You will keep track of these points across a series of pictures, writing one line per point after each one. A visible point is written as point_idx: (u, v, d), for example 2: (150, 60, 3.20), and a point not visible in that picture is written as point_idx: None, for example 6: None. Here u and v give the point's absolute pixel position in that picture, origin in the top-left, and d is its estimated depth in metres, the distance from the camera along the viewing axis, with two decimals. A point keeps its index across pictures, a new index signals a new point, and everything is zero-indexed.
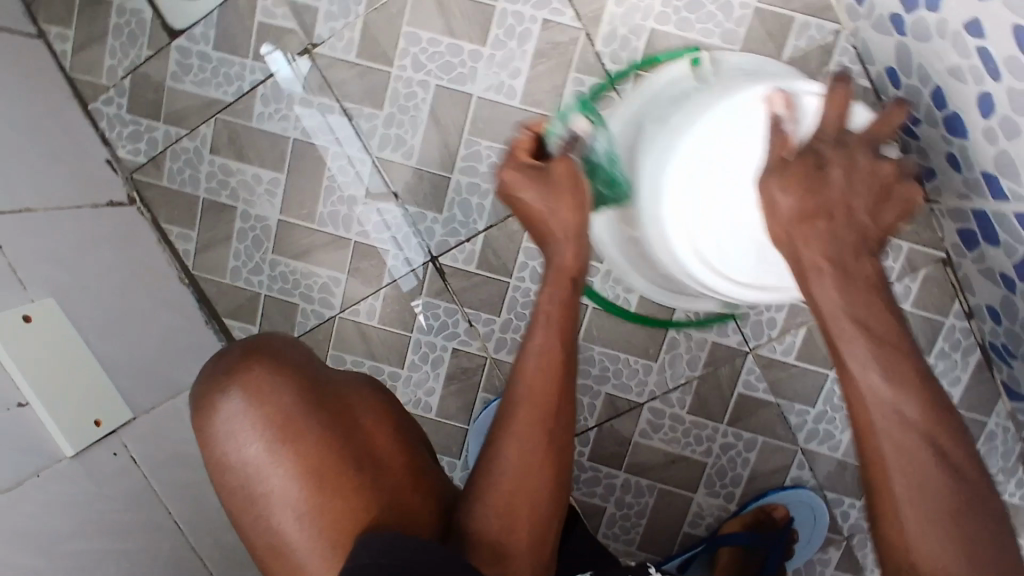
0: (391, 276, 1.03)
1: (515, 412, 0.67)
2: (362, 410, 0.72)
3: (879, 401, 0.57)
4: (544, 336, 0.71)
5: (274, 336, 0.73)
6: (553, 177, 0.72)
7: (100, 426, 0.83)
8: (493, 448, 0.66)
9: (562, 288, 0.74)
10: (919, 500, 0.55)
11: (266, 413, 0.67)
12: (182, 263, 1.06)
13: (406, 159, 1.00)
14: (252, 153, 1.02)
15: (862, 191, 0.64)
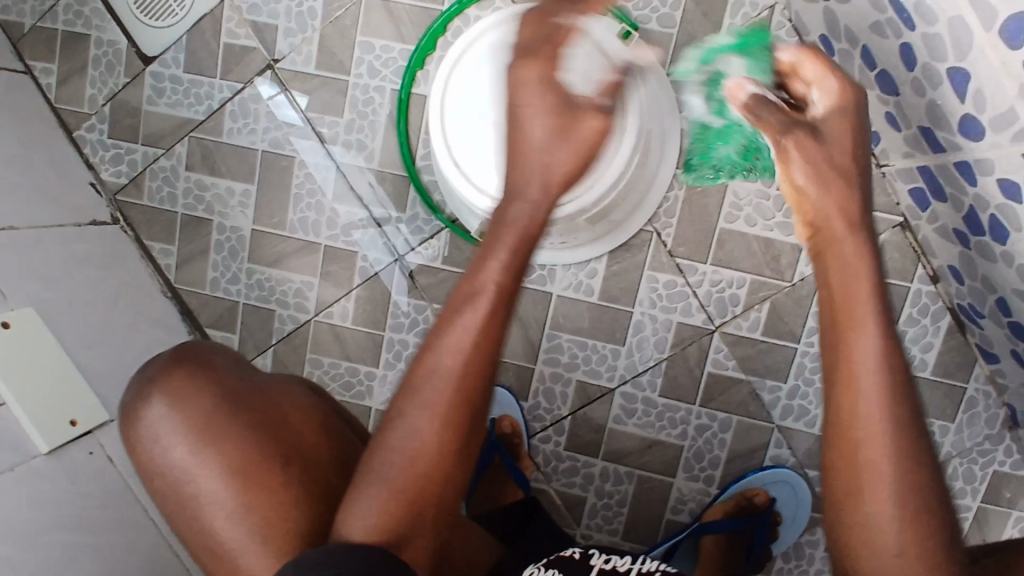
0: (361, 276, 1.06)
1: (413, 403, 0.59)
2: (288, 408, 0.73)
3: (868, 373, 0.54)
4: (457, 306, 0.61)
5: (202, 344, 0.74)
6: (578, 128, 0.64)
7: (75, 426, 0.85)
8: (395, 425, 0.60)
9: (491, 253, 0.63)
10: (896, 485, 0.53)
11: (189, 416, 0.68)
12: (164, 278, 1.10)
13: (368, 163, 1.05)
14: (224, 167, 1.07)
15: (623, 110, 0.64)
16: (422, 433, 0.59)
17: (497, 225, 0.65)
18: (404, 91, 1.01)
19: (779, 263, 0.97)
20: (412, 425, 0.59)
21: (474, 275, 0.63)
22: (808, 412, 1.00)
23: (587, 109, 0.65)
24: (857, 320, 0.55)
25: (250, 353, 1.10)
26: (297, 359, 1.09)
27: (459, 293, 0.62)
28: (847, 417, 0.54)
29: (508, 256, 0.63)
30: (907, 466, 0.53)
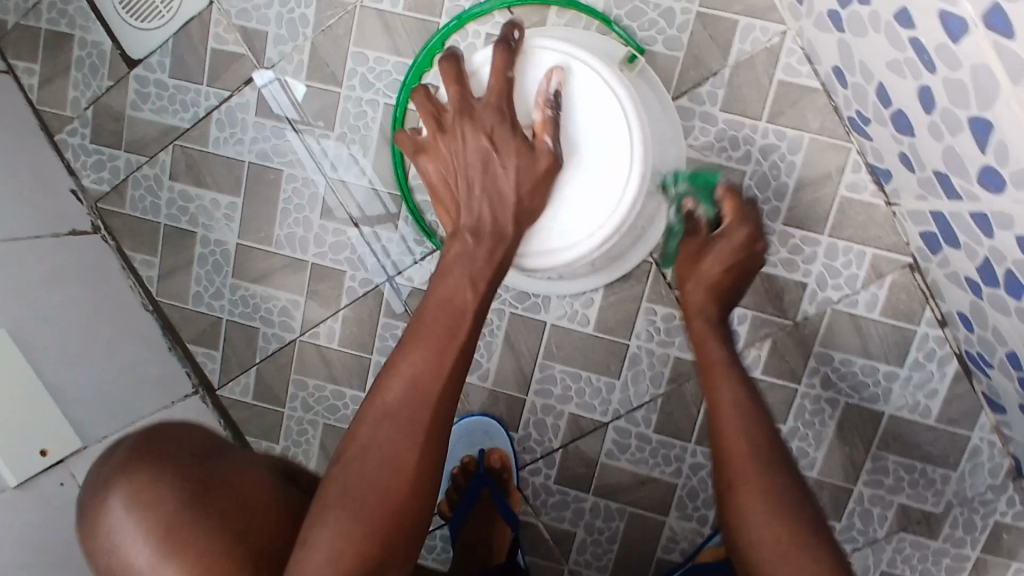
0: (349, 297, 1.03)
1: (382, 426, 0.64)
2: (259, 491, 0.61)
3: (733, 404, 0.74)
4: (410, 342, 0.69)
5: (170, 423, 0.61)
6: (523, 174, 0.70)
7: (45, 456, 0.81)
8: (358, 452, 0.64)
9: (445, 296, 0.70)
10: (765, 489, 0.67)
11: (153, 520, 0.55)
12: (146, 290, 1.06)
13: (359, 179, 1.01)
14: (209, 179, 1.03)
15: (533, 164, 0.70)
16: (391, 455, 0.63)
17: (453, 267, 0.71)
18: (399, 108, 0.96)
19: (782, 300, 0.93)
20: (379, 445, 0.63)
21: (426, 315, 0.70)
22: (807, 455, 0.96)
23: (508, 151, 0.70)
24: (714, 367, 0.78)
25: (232, 371, 1.07)
26: (281, 380, 1.06)
27: (416, 326, 0.70)
28: (718, 439, 0.73)
29: (479, 299, 0.70)
30: (772, 474, 0.69)
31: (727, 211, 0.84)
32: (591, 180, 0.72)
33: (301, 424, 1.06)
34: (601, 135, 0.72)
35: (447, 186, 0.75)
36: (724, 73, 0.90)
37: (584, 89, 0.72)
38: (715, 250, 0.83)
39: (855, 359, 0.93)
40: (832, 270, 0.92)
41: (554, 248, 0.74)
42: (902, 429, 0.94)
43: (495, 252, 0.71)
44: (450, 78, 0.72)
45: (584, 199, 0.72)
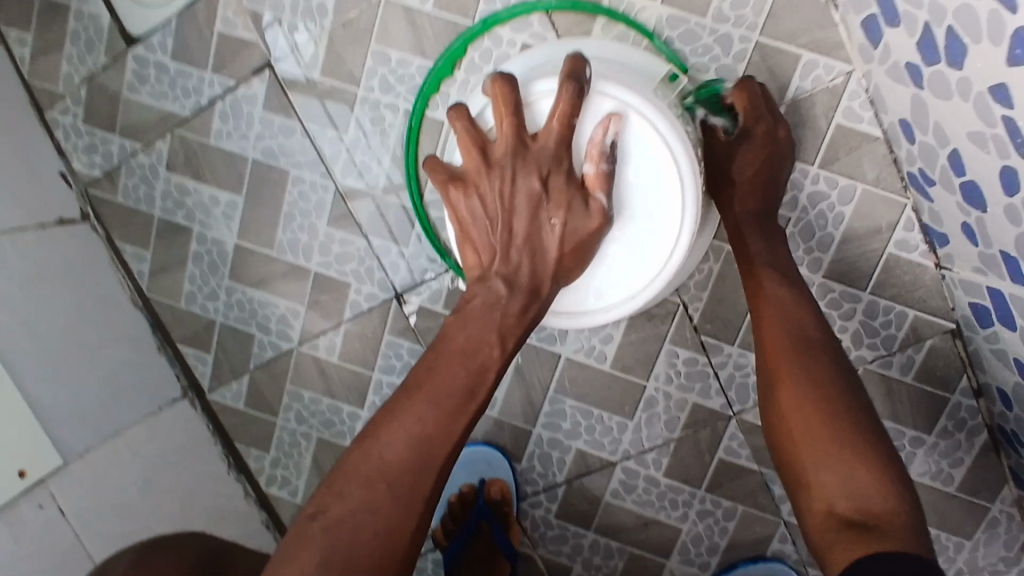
0: (353, 310, 0.97)
1: (373, 477, 0.57)
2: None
3: (779, 300, 0.73)
4: (417, 398, 0.60)
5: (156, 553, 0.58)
6: (573, 229, 0.62)
7: (24, 478, 0.77)
8: (344, 516, 0.56)
9: (464, 348, 0.61)
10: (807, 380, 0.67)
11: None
12: (136, 285, 1.00)
13: (370, 188, 0.93)
14: (209, 174, 0.95)
15: (584, 220, 0.62)
16: (384, 517, 0.56)
17: (477, 320, 0.62)
18: (415, 119, 0.89)
19: None
20: (373, 506, 0.56)
21: (439, 366, 0.61)
22: None
23: (559, 202, 0.61)
24: (758, 276, 0.76)
25: (224, 377, 1.01)
26: (276, 390, 1.00)
27: (435, 352, 0.62)
28: (761, 347, 0.72)
29: (505, 356, 0.62)
30: (816, 366, 0.68)
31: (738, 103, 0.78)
32: (634, 244, 0.68)
33: (293, 436, 1.01)
34: (652, 198, 0.66)
35: (478, 225, 0.63)
36: (780, 111, 0.84)
37: (642, 144, 0.65)
38: (740, 156, 0.77)
39: (881, 422, 0.90)
40: (869, 328, 0.87)
41: (585, 307, 0.70)
42: (922, 494, 0.91)
43: (526, 311, 0.62)
44: (502, 108, 0.62)
45: (623, 264, 0.68)
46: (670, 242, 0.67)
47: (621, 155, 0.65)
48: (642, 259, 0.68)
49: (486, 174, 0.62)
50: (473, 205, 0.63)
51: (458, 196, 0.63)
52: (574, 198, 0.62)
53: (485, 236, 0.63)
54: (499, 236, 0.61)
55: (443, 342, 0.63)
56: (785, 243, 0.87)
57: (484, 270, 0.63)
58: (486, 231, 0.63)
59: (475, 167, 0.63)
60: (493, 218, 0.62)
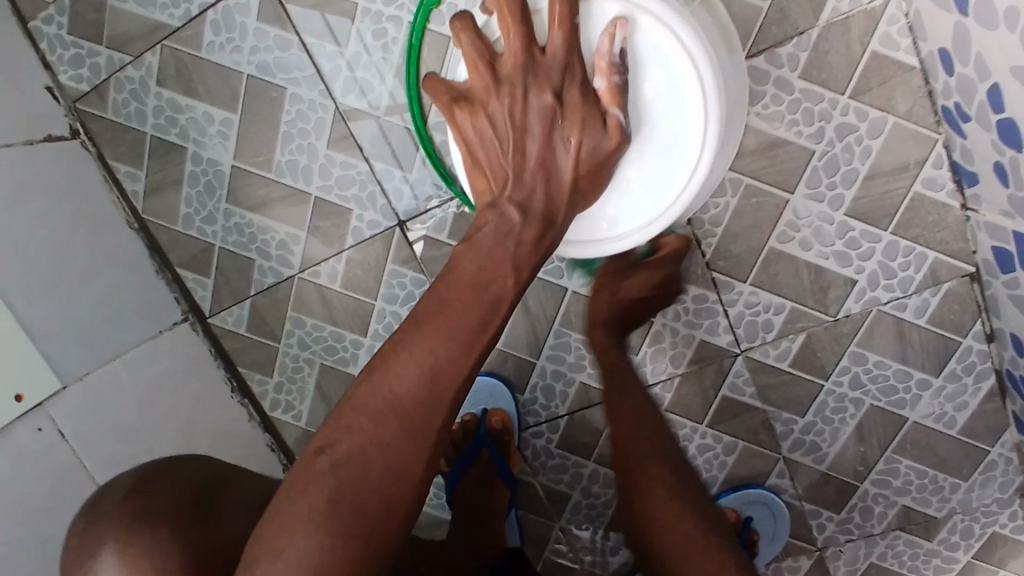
0: (354, 238, 0.94)
1: (378, 414, 0.51)
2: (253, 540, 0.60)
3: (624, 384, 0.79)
4: (425, 330, 0.52)
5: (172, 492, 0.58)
6: (593, 149, 0.56)
7: (22, 402, 0.75)
8: (354, 451, 0.51)
9: (476, 277, 0.54)
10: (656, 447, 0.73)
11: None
12: (131, 206, 0.97)
13: (372, 109, 0.89)
14: (202, 90, 0.91)
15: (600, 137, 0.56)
16: (396, 452, 0.51)
17: (488, 249, 0.55)
18: (415, 34, 0.77)
19: (826, 294, 0.87)
20: (384, 441, 0.51)
21: (450, 296, 0.53)
22: (819, 449, 0.94)
23: (574, 119, 0.56)
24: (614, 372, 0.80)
25: (224, 301, 0.99)
26: (276, 316, 0.99)
27: (441, 283, 0.55)
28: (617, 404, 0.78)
29: (519, 287, 0.55)
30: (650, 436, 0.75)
31: (661, 254, 0.84)
32: (650, 169, 0.64)
33: (296, 362, 1.01)
34: (672, 113, 0.61)
35: (486, 147, 0.57)
36: (812, 35, 0.79)
37: (657, 51, 0.59)
38: (635, 276, 0.82)
39: (890, 364, 0.89)
40: (887, 269, 0.85)
41: (598, 237, 0.67)
42: (922, 435, 0.91)
43: (541, 238, 0.56)
44: (507, 17, 0.55)
45: (639, 190, 0.65)
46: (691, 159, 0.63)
47: (633, 65, 0.60)
48: (659, 186, 0.64)
49: (493, 91, 0.56)
50: (480, 126, 0.57)
51: (464, 117, 0.58)
52: (591, 114, 0.56)
53: (495, 159, 0.57)
54: (510, 158, 0.56)
55: (451, 271, 0.55)
56: (807, 178, 0.83)
57: (495, 196, 0.57)
58: (495, 153, 0.57)
59: (482, 84, 0.56)
60: (502, 140, 0.56)
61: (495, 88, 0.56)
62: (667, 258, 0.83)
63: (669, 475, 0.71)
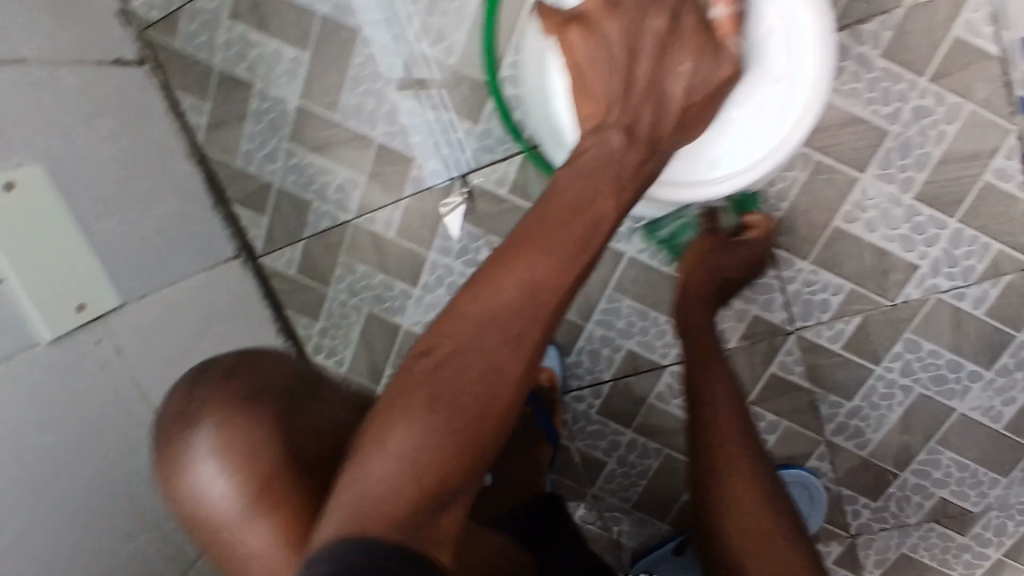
0: (415, 186, 0.94)
1: (477, 320, 0.50)
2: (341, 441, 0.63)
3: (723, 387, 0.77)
4: (527, 248, 0.52)
5: (267, 358, 0.64)
6: (700, 77, 0.58)
7: (84, 312, 0.76)
8: (455, 353, 0.49)
9: (575, 202, 0.54)
10: (738, 430, 0.75)
11: (240, 474, 0.56)
12: (192, 138, 0.97)
13: (446, 58, 0.88)
14: (274, 25, 0.90)
15: (708, 65, 0.58)
16: (494, 359, 0.49)
17: (588, 173, 0.55)
18: None
19: (886, 278, 0.86)
20: (483, 346, 0.49)
21: (549, 219, 0.53)
22: (862, 435, 0.94)
23: (689, 44, 0.57)
24: (709, 358, 0.79)
25: (277, 241, 1.00)
26: (328, 260, 0.99)
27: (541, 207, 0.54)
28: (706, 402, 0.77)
29: (619, 212, 0.55)
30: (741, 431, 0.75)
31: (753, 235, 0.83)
32: (754, 110, 0.63)
33: (344, 308, 1.02)
34: (788, 45, 0.60)
35: (597, 70, 0.58)
36: (898, 14, 0.78)
37: None
38: (732, 253, 0.82)
39: (943, 353, 0.88)
40: (950, 258, 0.84)
41: (696, 178, 0.67)
42: (968, 428, 0.91)
43: (642, 164, 0.57)
44: None
45: (739, 132, 0.64)
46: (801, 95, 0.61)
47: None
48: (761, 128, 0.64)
49: (610, 11, 0.56)
50: (593, 45, 0.57)
51: (576, 36, 0.58)
52: (705, 40, 0.57)
53: (605, 80, 0.57)
54: (620, 80, 0.57)
55: (551, 196, 0.55)
56: (880, 158, 0.82)
57: (601, 121, 0.58)
58: (606, 76, 0.57)
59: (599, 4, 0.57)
60: (615, 61, 0.57)
61: (613, 9, 0.56)
62: (759, 237, 0.83)
63: (755, 466, 0.73)
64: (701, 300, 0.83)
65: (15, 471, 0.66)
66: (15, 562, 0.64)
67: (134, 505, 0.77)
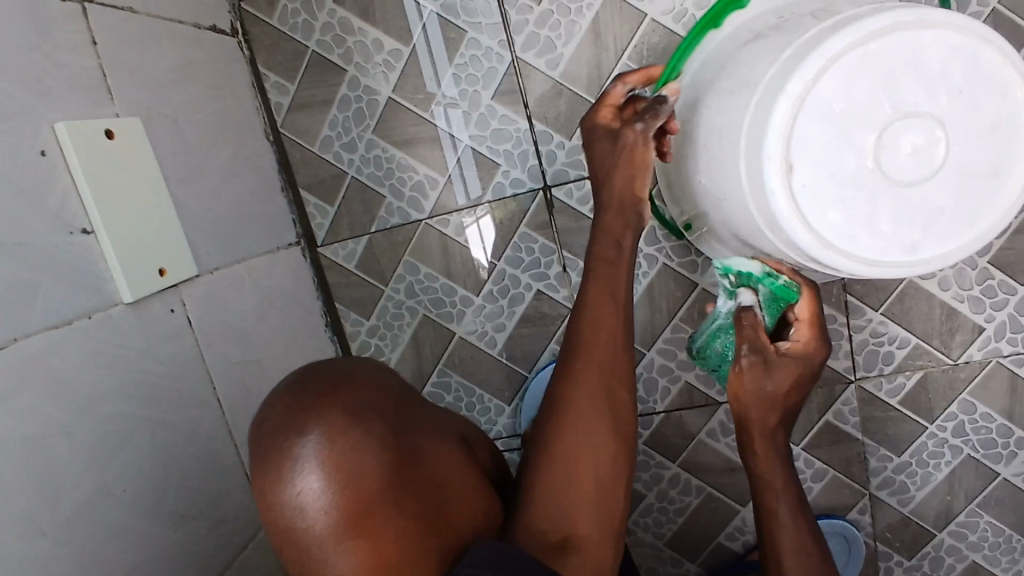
0: (496, 193, 0.93)
1: (590, 348, 0.63)
2: (453, 474, 0.51)
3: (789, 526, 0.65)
4: (598, 285, 0.67)
5: (360, 362, 0.51)
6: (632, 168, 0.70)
7: (164, 277, 0.72)
8: (589, 382, 0.61)
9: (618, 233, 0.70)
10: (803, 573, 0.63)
11: (346, 495, 0.43)
12: (270, 117, 0.94)
13: (549, 69, 0.89)
14: (379, 15, 0.89)
15: (628, 168, 0.70)
16: (613, 381, 0.62)
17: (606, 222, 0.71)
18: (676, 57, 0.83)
19: (952, 337, 0.88)
20: (605, 365, 0.63)
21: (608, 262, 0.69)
22: (906, 491, 0.94)
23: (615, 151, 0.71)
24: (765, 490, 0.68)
25: (341, 233, 0.98)
26: (391, 258, 0.97)
27: (599, 258, 0.70)
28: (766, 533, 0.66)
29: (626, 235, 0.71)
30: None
31: (796, 334, 0.72)
32: (963, 201, 0.62)
33: (398, 308, 0.99)
34: (993, 167, 0.61)
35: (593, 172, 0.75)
36: None
37: (1000, 125, 0.60)
38: (783, 369, 0.68)
39: (996, 417, 0.90)
40: (1014, 323, 0.87)
41: (881, 260, 0.63)
42: (1009, 494, 0.93)
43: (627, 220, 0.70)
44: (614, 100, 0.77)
45: (943, 225, 0.62)
46: (992, 217, 0.63)
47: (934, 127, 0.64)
48: (969, 217, 0.62)
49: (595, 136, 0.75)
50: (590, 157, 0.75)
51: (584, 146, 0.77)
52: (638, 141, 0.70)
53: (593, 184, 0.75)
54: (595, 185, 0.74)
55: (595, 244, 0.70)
56: None
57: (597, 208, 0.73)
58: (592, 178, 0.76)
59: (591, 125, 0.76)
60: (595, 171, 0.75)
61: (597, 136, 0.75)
62: (806, 337, 0.72)
63: None
64: (764, 432, 0.69)
65: (90, 432, 0.61)
66: (80, 531, 0.58)
67: (189, 489, 0.72)
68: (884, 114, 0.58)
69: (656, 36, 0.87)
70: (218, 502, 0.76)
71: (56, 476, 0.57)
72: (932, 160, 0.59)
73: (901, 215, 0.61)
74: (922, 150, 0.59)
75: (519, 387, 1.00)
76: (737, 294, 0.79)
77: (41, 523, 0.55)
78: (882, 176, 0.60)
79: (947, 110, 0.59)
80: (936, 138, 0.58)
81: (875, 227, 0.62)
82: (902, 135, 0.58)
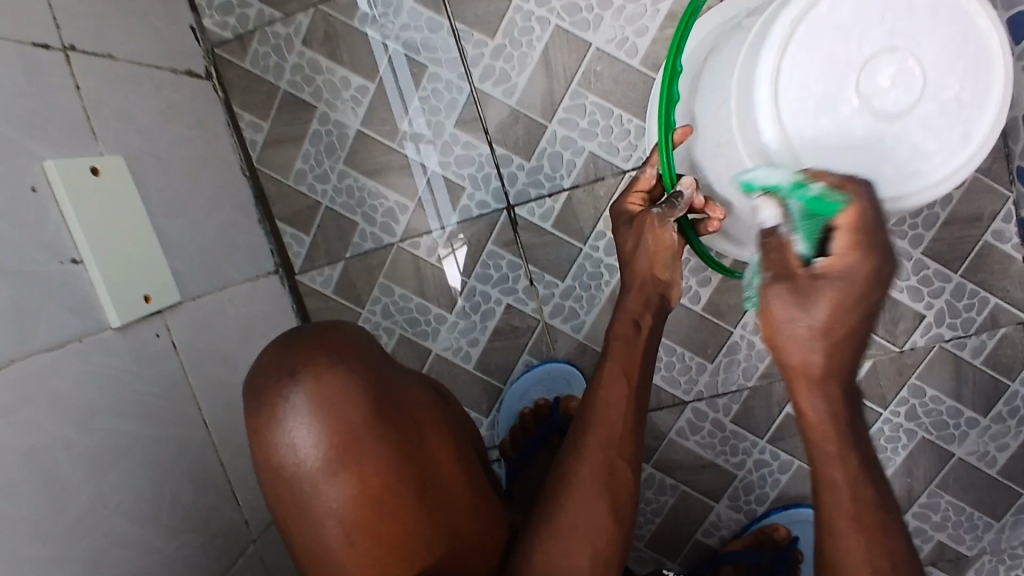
0: (462, 215, 0.99)
1: (596, 423, 0.67)
2: (433, 442, 0.66)
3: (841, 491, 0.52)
4: (613, 359, 0.71)
5: (345, 325, 0.65)
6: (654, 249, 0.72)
7: (149, 302, 0.76)
8: (593, 459, 0.65)
9: (637, 310, 0.73)
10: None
11: (337, 431, 0.58)
12: (246, 153, 1.00)
13: (506, 97, 0.95)
14: (345, 54, 0.96)
15: (646, 257, 0.72)
16: (615, 455, 0.66)
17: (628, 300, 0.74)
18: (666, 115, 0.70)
19: (896, 326, 0.94)
20: (609, 442, 0.66)
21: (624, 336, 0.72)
22: None
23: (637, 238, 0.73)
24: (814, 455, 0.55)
25: (318, 260, 1.03)
26: (367, 282, 1.02)
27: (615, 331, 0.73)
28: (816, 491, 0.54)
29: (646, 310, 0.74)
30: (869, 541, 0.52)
31: (835, 246, 0.49)
32: (963, 116, 0.61)
33: (376, 330, 1.04)
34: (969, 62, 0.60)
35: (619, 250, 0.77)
36: None
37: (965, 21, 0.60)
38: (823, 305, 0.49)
39: (945, 399, 0.96)
40: (952, 309, 0.93)
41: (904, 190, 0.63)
42: (966, 472, 0.98)
43: (645, 299, 0.74)
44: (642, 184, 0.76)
45: (951, 131, 0.61)
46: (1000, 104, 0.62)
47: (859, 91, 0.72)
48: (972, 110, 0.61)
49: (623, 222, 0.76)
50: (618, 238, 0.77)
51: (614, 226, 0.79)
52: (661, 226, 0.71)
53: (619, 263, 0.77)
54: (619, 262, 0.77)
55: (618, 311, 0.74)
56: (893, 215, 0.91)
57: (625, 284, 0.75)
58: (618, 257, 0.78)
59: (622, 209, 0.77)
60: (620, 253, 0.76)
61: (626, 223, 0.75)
62: (841, 246, 0.49)
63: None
64: (815, 391, 0.52)
65: (84, 447, 0.64)
66: (77, 540, 0.61)
67: (179, 505, 0.74)
68: (852, 68, 0.60)
69: (602, 62, 0.93)
70: (208, 518, 0.79)
71: (54, 487, 0.60)
72: (914, 84, 0.59)
73: (929, 125, 0.61)
74: (899, 83, 0.59)
75: (495, 399, 1.04)
76: (757, 208, 0.58)
77: (42, 532, 0.58)
78: (873, 117, 0.60)
79: (904, 33, 0.59)
80: (910, 62, 0.59)
81: (891, 158, 0.62)
82: (875, 78, 0.59)
